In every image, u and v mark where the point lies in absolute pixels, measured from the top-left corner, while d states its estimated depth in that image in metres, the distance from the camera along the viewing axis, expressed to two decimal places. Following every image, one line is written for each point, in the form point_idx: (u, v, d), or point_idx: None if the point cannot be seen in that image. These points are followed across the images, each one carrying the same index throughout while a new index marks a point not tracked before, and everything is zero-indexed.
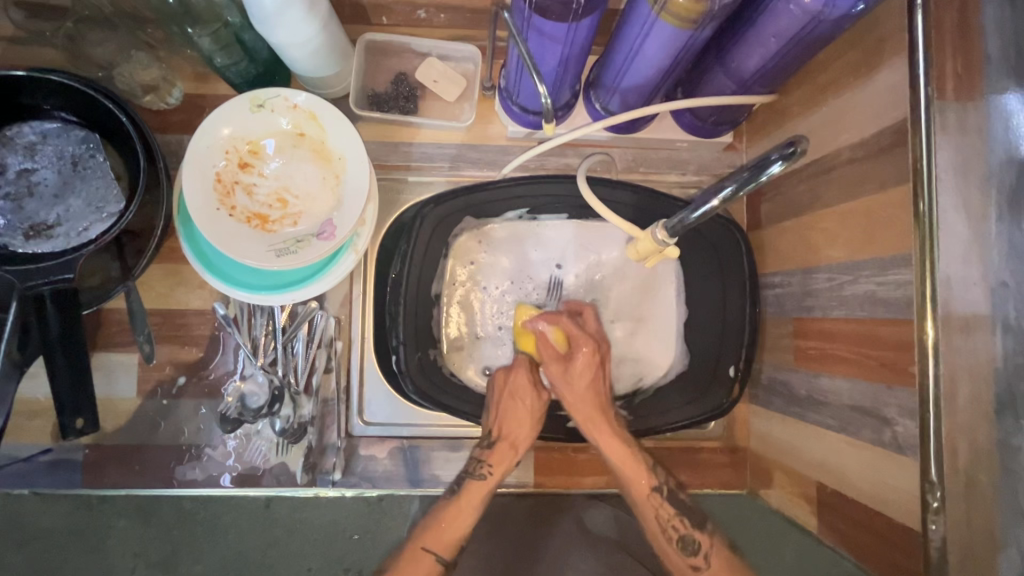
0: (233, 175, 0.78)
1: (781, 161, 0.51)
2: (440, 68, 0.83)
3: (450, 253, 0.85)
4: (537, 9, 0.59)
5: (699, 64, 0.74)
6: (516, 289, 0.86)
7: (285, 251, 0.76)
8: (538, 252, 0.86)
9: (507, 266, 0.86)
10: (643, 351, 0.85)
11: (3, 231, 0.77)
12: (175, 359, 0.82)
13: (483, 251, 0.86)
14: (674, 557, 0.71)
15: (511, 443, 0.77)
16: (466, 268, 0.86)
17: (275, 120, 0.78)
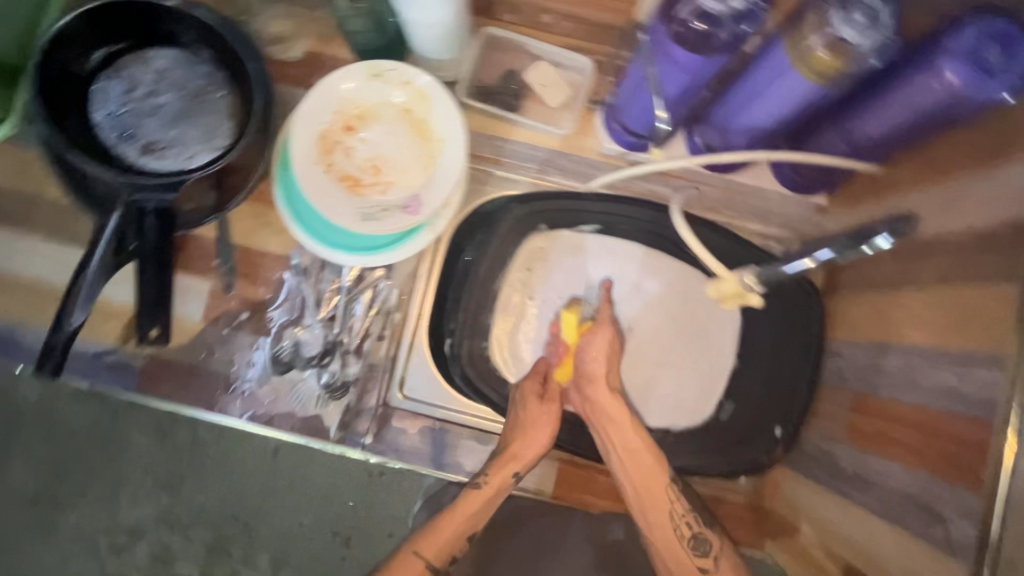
0: (337, 133, 0.81)
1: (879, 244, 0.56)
2: (548, 73, 0.85)
3: (519, 255, 0.88)
4: (677, 38, 0.59)
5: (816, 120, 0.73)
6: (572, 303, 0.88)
7: (371, 217, 0.79)
8: (604, 273, 0.88)
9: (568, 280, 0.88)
10: (678, 391, 0.86)
11: (118, 143, 0.81)
12: (243, 295, 0.86)
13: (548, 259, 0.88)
14: (684, 555, 0.72)
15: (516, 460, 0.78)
16: (524, 273, 0.88)
17: (388, 92, 0.81)
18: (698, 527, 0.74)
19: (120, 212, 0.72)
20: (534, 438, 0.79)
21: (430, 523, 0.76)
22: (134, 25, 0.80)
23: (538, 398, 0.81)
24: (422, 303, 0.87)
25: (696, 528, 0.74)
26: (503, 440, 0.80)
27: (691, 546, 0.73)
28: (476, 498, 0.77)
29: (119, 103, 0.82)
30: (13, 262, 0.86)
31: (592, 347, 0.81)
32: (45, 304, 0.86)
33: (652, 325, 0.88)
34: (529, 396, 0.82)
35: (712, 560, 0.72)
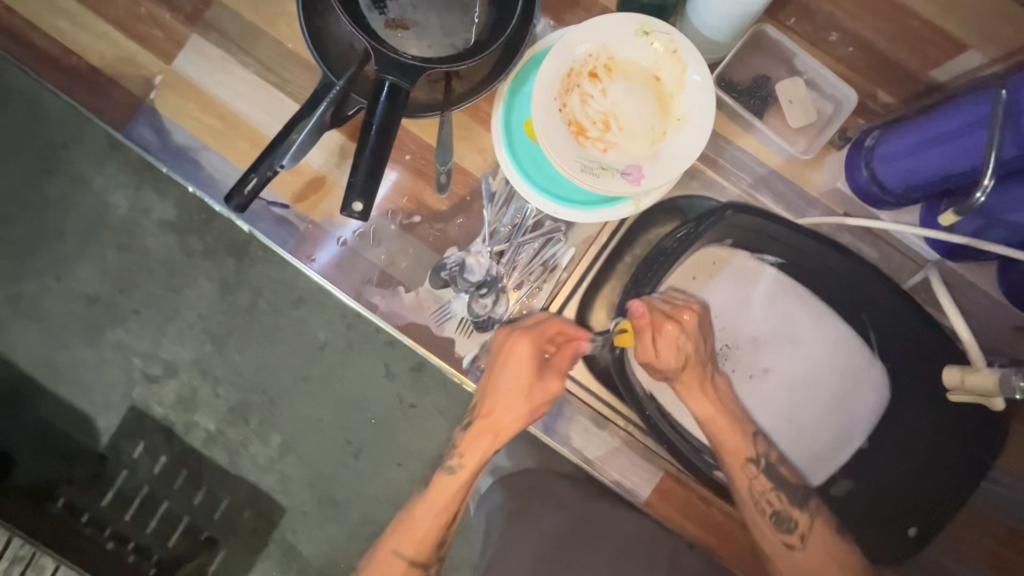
0: (582, 75, 0.78)
1: None
2: (803, 93, 0.80)
3: (691, 259, 0.84)
4: None
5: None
6: (723, 325, 0.85)
7: (588, 171, 0.77)
8: (770, 308, 0.85)
9: (732, 302, 0.86)
10: (798, 450, 0.83)
11: (367, 8, 0.79)
12: (423, 200, 0.85)
13: (719, 274, 0.85)
14: (768, 530, 0.75)
15: (493, 431, 0.78)
16: (693, 278, 0.85)
17: (646, 52, 0.77)
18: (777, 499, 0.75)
19: (350, 76, 0.74)
20: (502, 410, 0.78)
21: (406, 515, 0.79)
22: None
23: (525, 362, 0.77)
24: (587, 271, 0.85)
25: (777, 506, 0.75)
26: (483, 401, 0.79)
27: (777, 523, 0.74)
28: (451, 483, 0.78)
29: None
30: (221, 87, 0.86)
31: (661, 337, 0.76)
32: (236, 138, 0.86)
33: (795, 378, 0.85)
34: (511, 356, 0.77)
35: (798, 537, 0.74)
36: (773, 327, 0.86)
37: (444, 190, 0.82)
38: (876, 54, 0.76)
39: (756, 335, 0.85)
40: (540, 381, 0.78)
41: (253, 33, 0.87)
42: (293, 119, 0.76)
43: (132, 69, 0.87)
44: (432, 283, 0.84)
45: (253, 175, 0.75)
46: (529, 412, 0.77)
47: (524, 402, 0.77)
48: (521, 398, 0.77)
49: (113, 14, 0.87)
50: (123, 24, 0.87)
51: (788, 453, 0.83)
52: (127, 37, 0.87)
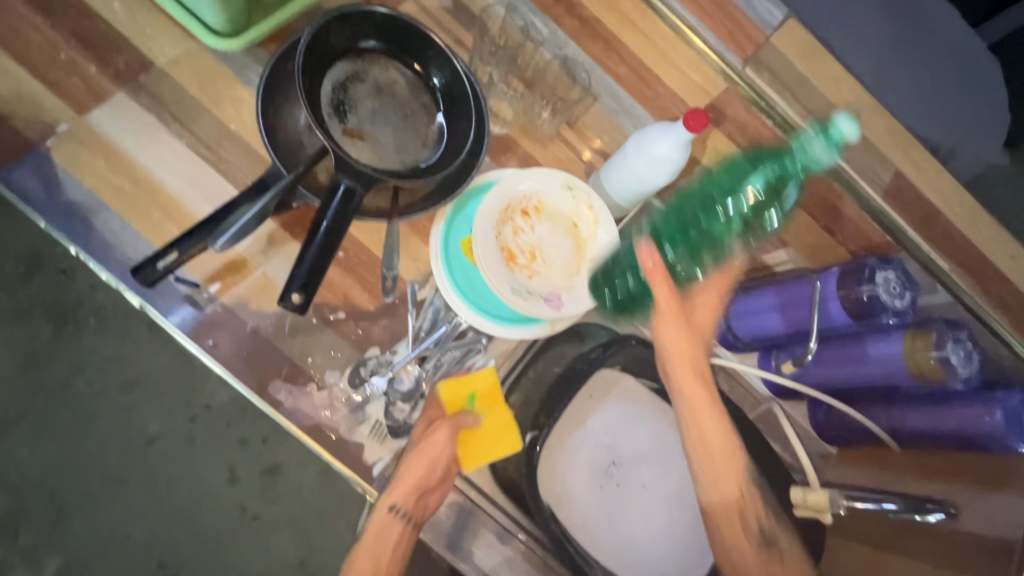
0: (516, 211, 0.90)
1: (935, 513, 0.76)
2: None
3: (588, 381, 0.95)
4: (843, 299, 0.78)
5: (868, 394, 0.88)
6: (612, 443, 0.96)
7: (516, 293, 0.86)
8: (640, 430, 0.96)
9: (612, 423, 0.96)
10: (663, 564, 0.92)
11: (324, 112, 0.84)
12: (350, 296, 0.85)
13: (607, 398, 0.96)
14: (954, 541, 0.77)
15: (399, 493, 0.81)
16: (583, 397, 0.96)
17: (570, 203, 0.92)
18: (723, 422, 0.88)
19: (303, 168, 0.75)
20: (408, 477, 0.81)
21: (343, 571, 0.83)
22: (393, 35, 0.88)
23: (438, 446, 0.82)
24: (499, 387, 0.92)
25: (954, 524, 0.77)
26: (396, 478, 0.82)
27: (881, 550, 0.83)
28: (365, 547, 0.81)
29: (343, 82, 0.86)
30: (142, 153, 0.81)
31: None
32: (147, 205, 0.81)
33: (668, 495, 0.94)
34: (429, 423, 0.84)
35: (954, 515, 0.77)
36: (636, 453, 0.96)
37: (389, 295, 0.85)
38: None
39: (637, 453, 0.95)
40: (445, 439, 0.83)
41: (191, 107, 0.84)
42: (237, 199, 0.74)
43: (31, 112, 0.79)
44: (348, 383, 0.83)
45: (173, 251, 0.70)
46: (436, 480, 0.82)
47: (424, 462, 0.81)
48: (421, 466, 0.81)
49: (21, 51, 0.79)
50: (31, 63, 0.79)
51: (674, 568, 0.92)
52: (35, 79, 0.80)
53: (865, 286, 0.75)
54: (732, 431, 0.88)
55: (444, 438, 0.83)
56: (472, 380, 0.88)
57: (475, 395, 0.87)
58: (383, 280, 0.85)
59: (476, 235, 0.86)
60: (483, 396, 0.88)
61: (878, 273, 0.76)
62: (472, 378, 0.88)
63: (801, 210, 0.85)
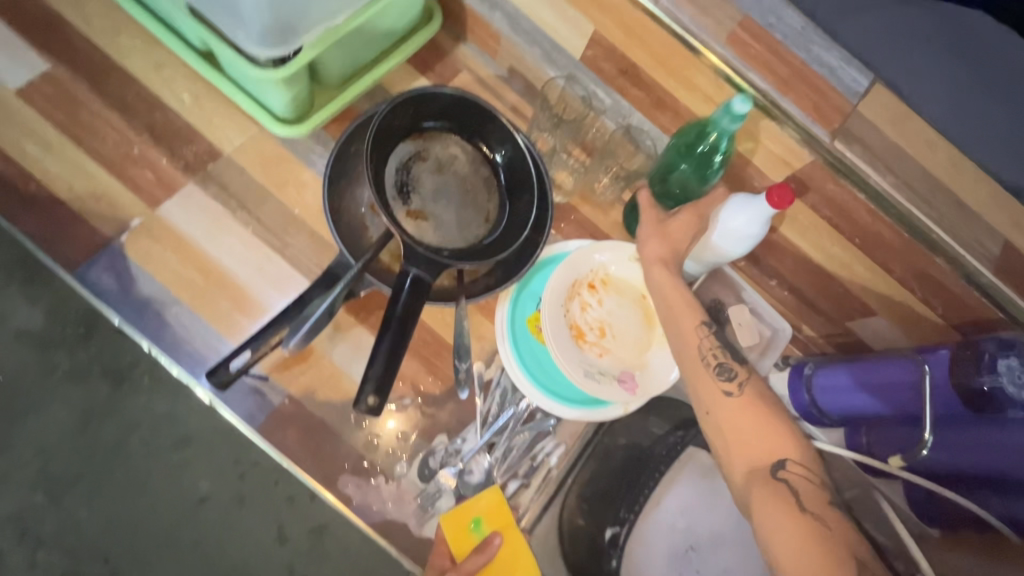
0: (583, 286, 0.87)
1: None
2: (747, 317, 0.91)
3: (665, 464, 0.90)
4: (957, 386, 0.73)
5: (980, 482, 0.79)
6: (687, 523, 0.88)
7: (588, 375, 0.82)
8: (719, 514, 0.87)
9: (688, 505, 0.88)
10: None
11: (388, 195, 0.83)
12: (416, 381, 0.82)
13: (681, 478, 0.90)
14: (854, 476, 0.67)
15: None
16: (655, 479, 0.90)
17: (638, 275, 0.88)
18: (726, 360, 0.73)
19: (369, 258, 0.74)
20: None
21: None
22: (455, 114, 0.87)
23: None
24: (568, 471, 0.87)
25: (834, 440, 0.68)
26: None
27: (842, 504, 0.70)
28: None
29: (406, 163, 0.86)
30: (212, 243, 0.82)
31: None
32: (215, 296, 0.80)
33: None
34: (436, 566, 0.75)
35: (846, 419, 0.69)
36: (716, 541, 0.85)
37: (463, 389, 0.80)
38: (818, 309, 0.90)
39: (715, 534, 0.86)
40: None
41: (257, 194, 0.84)
42: (306, 292, 0.74)
43: (105, 207, 0.80)
44: (417, 476, 0.79)
45: (245, 350, 0.70)
46: None
47: None
48: None
49: (100, 148, 0.81)
50: (109, 160, 0.81)
51: None
52: (110, 174, 0.81)
53: (987, 377, 0.70)
54: (710, 363, 0.73)
55: None
56: (475, 505, 0.78)
57: (481, 519, 0.78)
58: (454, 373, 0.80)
59: (545, 314, 0.82)
60: (495, 522, 0.79)
61: (1006, 359, 0.69)
62: (474, 504, 0.79)
63: (893, 282, 0.79)
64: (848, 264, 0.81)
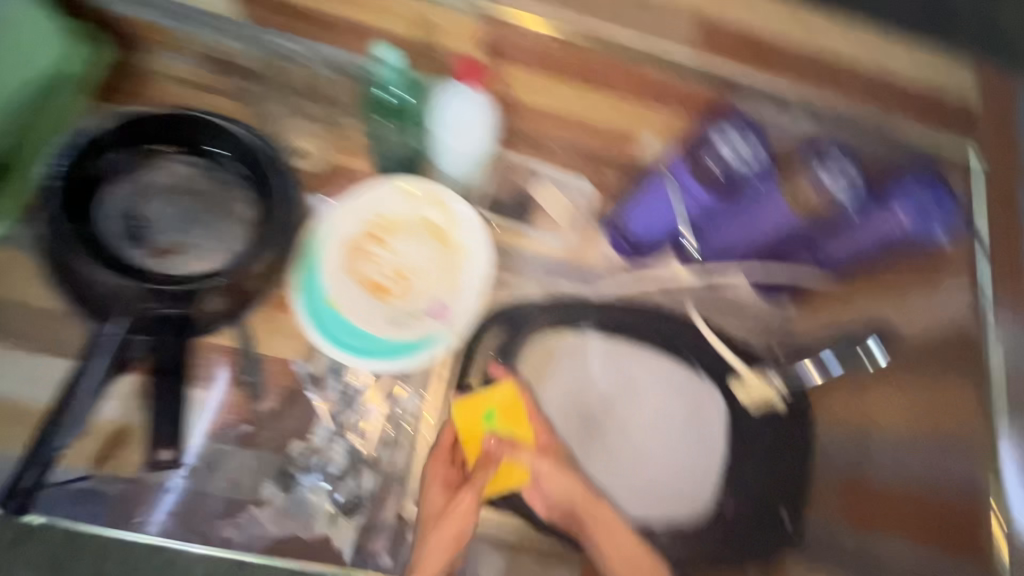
0: (363, 241, 0.85)
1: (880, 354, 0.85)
2: (556, 193, 0.93)
3: (528, 356, 0.90)
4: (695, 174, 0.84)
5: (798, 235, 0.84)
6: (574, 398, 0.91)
7: (397, 322, 0.82)
8: (600, 370, 0.92)
9: (571, 379, 0.91)
10: (685, 483, 0.87)
11: (122, 244, 0.79)
12: (246, 405, 0.81)
13: (557, 359, 0.91)
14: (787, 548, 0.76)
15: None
16: (533, 373, 0.90)
17: (412, 207, 0.87)
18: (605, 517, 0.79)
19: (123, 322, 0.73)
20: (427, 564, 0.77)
21: None
22: (145, 132, 0.81)
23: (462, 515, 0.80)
24: (436, 410, 0.85)
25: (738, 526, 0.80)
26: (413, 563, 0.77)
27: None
28: None
29: (130, 206, 0.81)
30: None
31: None
32: None
33: (653, 421, 0.90)
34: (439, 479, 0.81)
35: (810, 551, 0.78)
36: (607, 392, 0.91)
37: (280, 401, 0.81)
38: (592, 152, 0.92)
39: (604, 397, 0.91)
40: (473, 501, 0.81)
41: None
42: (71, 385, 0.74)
43: None
44: (283, 489, 0.78)
45: (35, 467, 0.72)
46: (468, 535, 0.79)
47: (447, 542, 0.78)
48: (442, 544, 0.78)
49: None
50: None
51: (687, 491, 0.87)
52: None
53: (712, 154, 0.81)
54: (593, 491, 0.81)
55: (473, 498, 0.81)
56: (491, 397, 0.86)
57: (494, 411, 0.86)
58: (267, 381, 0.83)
59: (331, 293, 0.82)
60: (505, 411, 0.86)
61: (721, 136, 0.81)
62: (485, 398, 0.86)
63: None
64: None
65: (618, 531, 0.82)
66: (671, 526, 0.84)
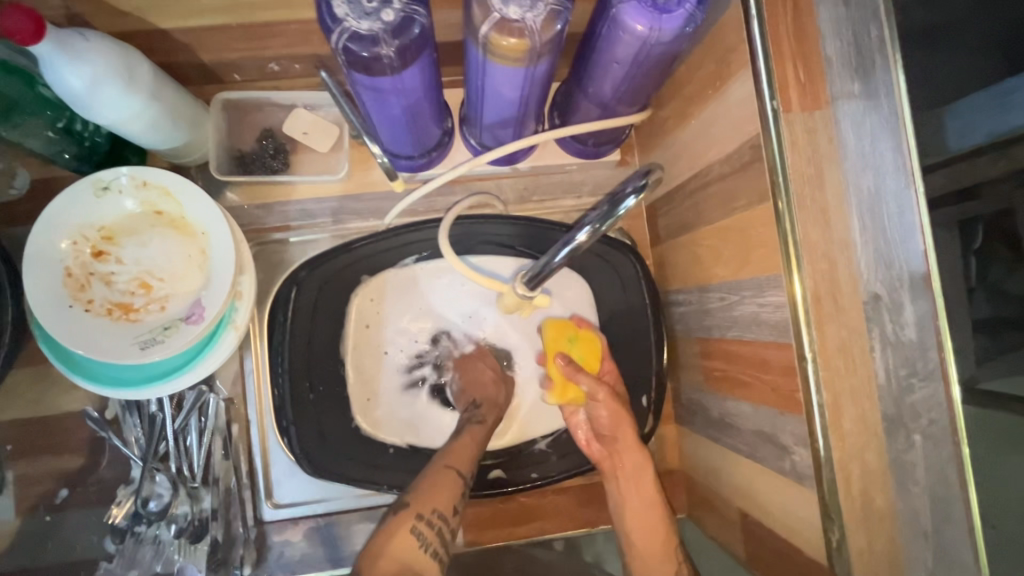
0: (84, 264, 0.71)
1: (634, 195, 0.54)
2: (308, 119, 0.79)
3: (352, 315, 0.79)
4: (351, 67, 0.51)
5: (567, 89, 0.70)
6: (419, 338, 0.81)
7: (151, 342, 0.70)
8: (436, 302, 0.81)
9: (408, 323, 0.80)
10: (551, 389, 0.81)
11: None
12: (54, 470, 0.75)
13: (383, 306, 0.80)
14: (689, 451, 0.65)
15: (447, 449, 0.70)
16: (361, 330, 0.79)
17: (122, 202, 0.71)
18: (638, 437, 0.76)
19: None
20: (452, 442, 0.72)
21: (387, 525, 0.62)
22: None
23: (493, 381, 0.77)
24: (257, 403, 0.79)
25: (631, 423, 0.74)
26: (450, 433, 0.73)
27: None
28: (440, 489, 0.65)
29: None
30: None
31: None
32: None
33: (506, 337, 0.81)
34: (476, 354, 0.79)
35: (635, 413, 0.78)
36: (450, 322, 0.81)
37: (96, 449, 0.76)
38: (313, 56, 0.74)
39: (453, 328, 0.81)
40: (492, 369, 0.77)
41: None
42: None
43: None
44: (120, 539, 0.75)
45: None
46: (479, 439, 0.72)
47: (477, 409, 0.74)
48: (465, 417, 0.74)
49: None
50: None
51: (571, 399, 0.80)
52: None
53: (331, 38, 0.47)
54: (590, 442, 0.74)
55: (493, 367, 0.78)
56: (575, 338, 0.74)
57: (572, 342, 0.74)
58: (66, 439, 0.76)
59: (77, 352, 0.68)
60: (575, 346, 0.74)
61: (334, 5, 0.46)
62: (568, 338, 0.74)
63: None
64: (239, 1, 0.63)
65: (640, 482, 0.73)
66: (556, 431, 0.80)
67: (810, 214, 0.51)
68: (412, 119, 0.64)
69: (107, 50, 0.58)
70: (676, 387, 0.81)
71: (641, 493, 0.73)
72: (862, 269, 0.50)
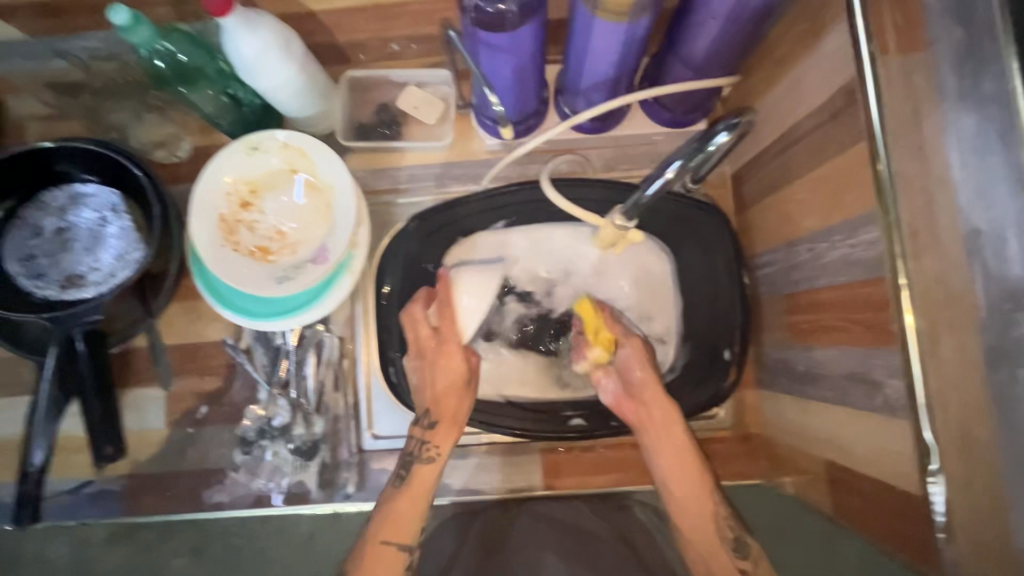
0: (235, 212, 0.84)
1: (726, 131, 0.58)
2: (419, 95, 0.88)
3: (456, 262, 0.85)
4: (477, 24, 0.60)
5: (659, 57, 0.76)
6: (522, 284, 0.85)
7: (285, 277, 0.82)
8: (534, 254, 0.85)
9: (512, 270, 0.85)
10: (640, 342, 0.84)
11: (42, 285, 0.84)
12: (196, 389, 0.88)
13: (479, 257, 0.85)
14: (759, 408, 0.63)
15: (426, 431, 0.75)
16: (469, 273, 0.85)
17: (268, 160, 0.84)
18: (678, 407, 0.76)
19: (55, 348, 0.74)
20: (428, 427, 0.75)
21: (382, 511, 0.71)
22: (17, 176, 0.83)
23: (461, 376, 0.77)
24: (364, 343, 0.89)
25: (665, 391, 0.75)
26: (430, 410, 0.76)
27: (732, 550, 0.65)
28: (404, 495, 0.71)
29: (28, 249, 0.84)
30: None
31: None
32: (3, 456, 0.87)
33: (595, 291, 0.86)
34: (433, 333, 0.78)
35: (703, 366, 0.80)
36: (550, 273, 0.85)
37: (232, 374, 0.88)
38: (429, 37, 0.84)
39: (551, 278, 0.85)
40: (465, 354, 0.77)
41: None
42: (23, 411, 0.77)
43: None
44: (246, 451, 0.86)
45: None
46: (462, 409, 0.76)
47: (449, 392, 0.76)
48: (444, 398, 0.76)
49: None
50: None
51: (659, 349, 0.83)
52: None
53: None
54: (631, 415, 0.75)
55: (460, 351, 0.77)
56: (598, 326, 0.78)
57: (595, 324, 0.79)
58: (208, 364, 0.89)
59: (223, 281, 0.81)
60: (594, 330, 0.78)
61: None
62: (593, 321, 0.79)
63: None
64: None
65: (677, 428, 0.73)
66: None
67: (906, 150, 0.52)
68: (519, 84, 0.72)
69: (270, 20, 0.70)
70: (759, 349, 0.82)
71: (678, 443, 0.72)
72: (978, 205, 0.48)
